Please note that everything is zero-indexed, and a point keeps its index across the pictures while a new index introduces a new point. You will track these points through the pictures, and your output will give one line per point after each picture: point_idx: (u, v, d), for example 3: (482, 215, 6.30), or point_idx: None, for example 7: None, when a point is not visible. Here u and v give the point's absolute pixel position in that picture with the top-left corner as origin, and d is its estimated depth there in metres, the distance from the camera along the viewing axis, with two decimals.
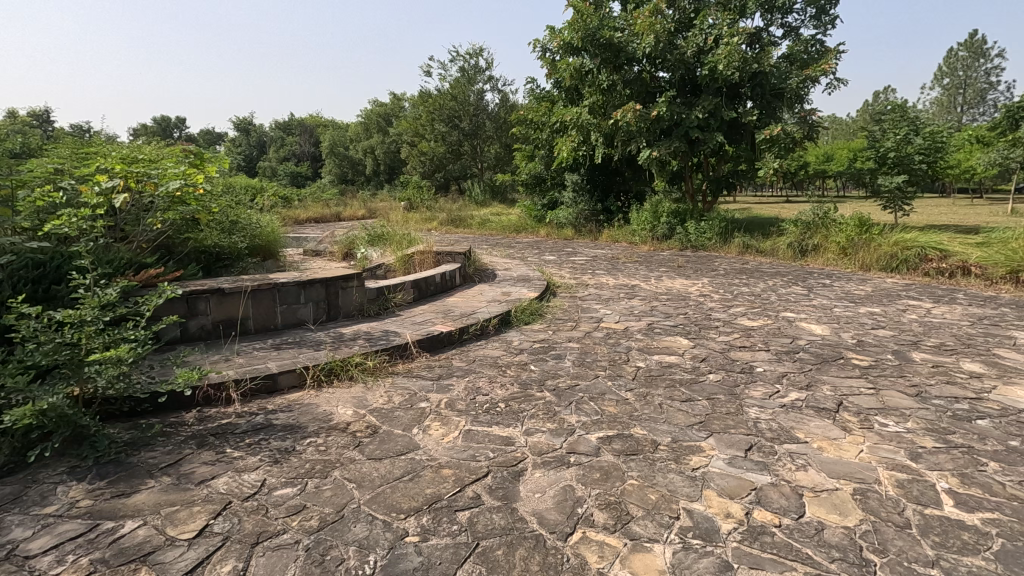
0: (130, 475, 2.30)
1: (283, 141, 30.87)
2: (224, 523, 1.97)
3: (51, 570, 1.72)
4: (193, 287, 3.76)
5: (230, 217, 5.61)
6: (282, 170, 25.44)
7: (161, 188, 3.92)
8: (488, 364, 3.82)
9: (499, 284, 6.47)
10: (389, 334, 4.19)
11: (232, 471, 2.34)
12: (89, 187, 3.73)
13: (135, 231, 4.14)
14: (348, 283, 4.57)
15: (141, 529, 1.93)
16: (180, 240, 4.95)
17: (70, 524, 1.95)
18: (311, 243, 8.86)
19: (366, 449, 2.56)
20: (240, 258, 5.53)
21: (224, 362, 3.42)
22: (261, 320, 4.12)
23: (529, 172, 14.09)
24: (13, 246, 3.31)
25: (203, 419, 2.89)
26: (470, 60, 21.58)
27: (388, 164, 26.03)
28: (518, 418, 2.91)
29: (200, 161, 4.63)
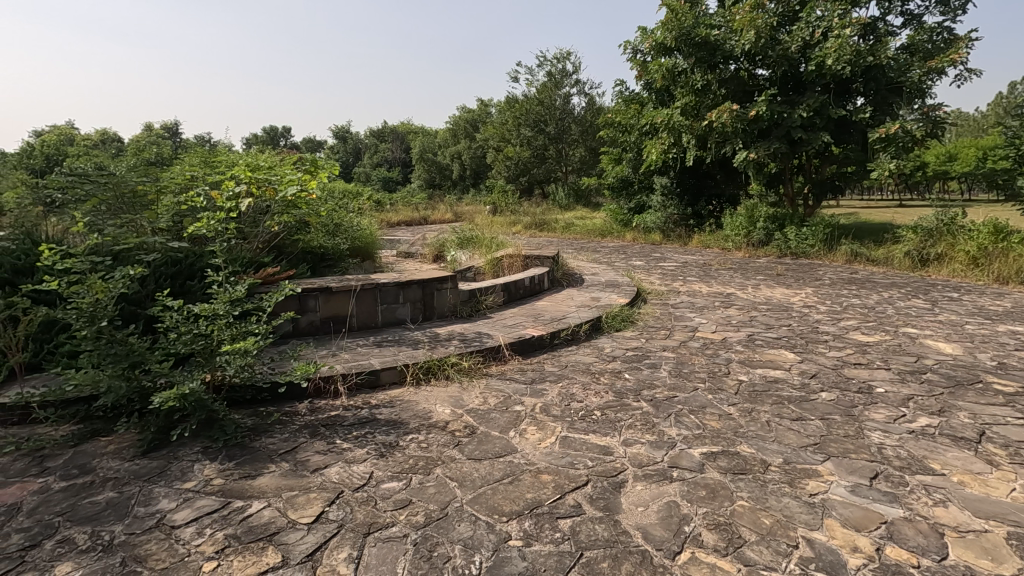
0: (254, 459, 2.49)
1: (376, 148, 32.49)
2: (339, 511, 2.08)
3: (193, 541, 1.89)
4: (305, 285, 4.03)
5: (334, 220, 5.95)
6: (375, 175, 26.82)
7: (280, 193, 4.23)
8: (580, 370, 3.78)
9: (588, 288, 6.39)
10: (482, 335, 4.26)
11: (343, 462, 2.47)
12: (221, 193, 4.10)
13: (256, 232, 4.50)
14: (443, 284, 4.70)
15: (266, 510, 2.08)
16: (291, 241, 5.33)
17: (207, 500, 2.14)
18: (404, 245, 9.25)
19: (466, 449, 2.61)
20: (343, 259, 5.85)
21: (332, 357, 3.63)
22: (363, 318, 4.33)
23: (616, 176, 13.84)
24: (158, 245, 3.71)
25: (314, 409, 3.08)
26: (556, 65, 21.66)
27: (475, 169, 26.67)
28: (615, 428, 2.85)
29: (314, 167, 4.93)
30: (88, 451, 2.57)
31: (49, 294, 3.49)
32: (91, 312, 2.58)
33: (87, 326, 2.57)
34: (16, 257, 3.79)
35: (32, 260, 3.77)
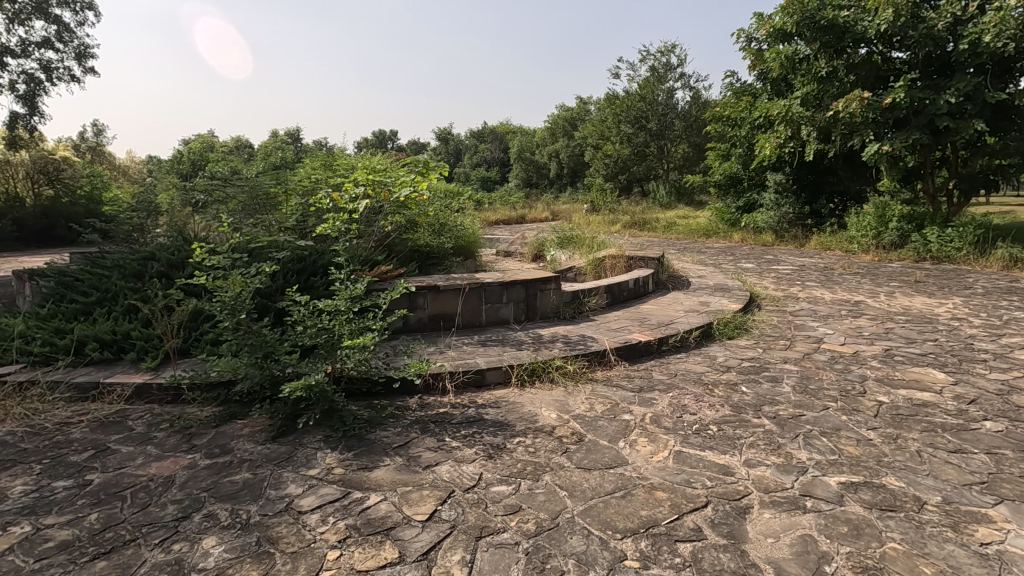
0: (370, 451, 2.59)
1: (476, 149, 33.27)
2: (451, 511, 2.09)
3: (318, 528, 1.98)
4: (414, 284, 4.16)
5: (441, 220, 6.11)
6: (474, 175, 27.44)
7: (394, 194, 4.40)
8: (692, 380, 3.57)
9: (696, 292, 6.06)
10: (586, 339, 4.16)
11: (453, 460, 2.50)
12: (342, 195, 4.35)
13: (371, 232, 4.72)
14: (546, 285, 4.67)
15: (383, 503, 2.14)
16: (401, 240, 5.54)
17: (330, 488, 2.25)
18: (504, 244, 9.32)
19: (574, 457, 2.53)
20: (448, 258, 6.00)
21: (440, 354, 3.71)
22: (469, 316, 4.39)
23: (723, 173, 13.04)
24: (288, 244, 4.01)
25: (424, 405, 3.16)
26: (660, 58, 20.90)
27: (572, 168, 26.47)
28: (735, 446, 2.63)
29: (425, 168, 5.08)
30: (227, 432, 2.81)
31: (197, 287, 3.89)
32: (233, 306, 2.83)
33: (228, 317, 2.81)
34: (171, 253, 4.26)
35: (184, 256, 4.22)
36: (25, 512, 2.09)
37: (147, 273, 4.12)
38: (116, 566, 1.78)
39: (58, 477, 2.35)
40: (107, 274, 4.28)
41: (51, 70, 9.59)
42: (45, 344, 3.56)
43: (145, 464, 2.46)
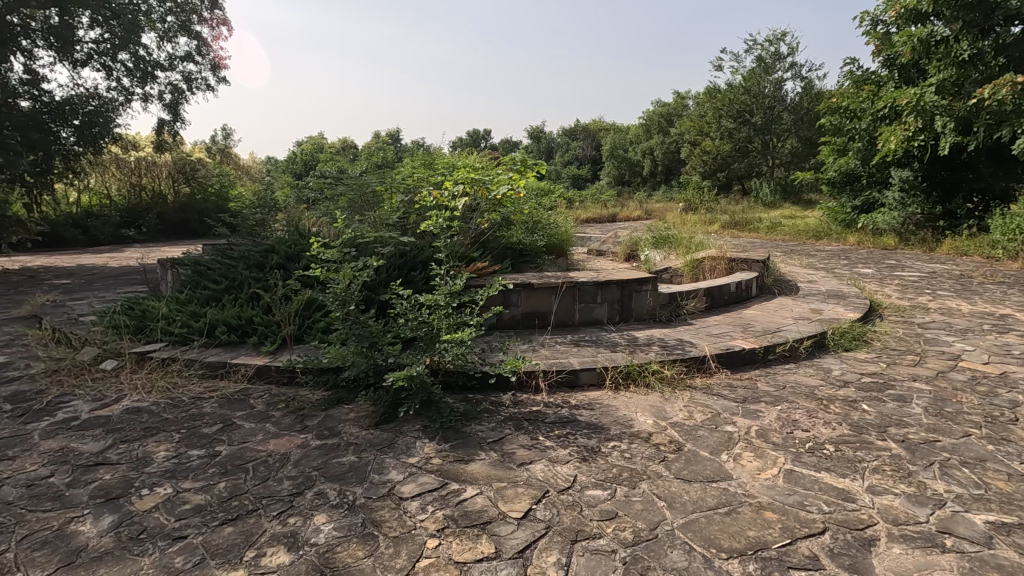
0: (465, 444, 2.64)
1: (567, 147, 33.08)
2: (546, 511, 2.08)
3: (418, 515, 2.04)
4: (509, 281, 4.19)
5: (535, 218, 6.12)
6: (565, 173, 27.34)
7: (492, 192, 4.45)
8: (803, 393, 3.29)
9: (806, 298, 5.62)
10: (684, 343, 3.98)
11: (547, 460, 2.48)
12: (443, 193, 4.46)
13: (468, 229, 4.81)
14: (642, 286, 4.53)
15: (479, 497, 2.17)
16: (496, 237, 5.61)
17: (428, 477, 2.32)
18: (595, 243, 9.18)
19: (673, 467, 2.42)
20: (541, 256, 6.00)
21: (534, 353, 3.71)
22: (562, 315, 4.36)
23: (839, 169, 11.98)
24: (391, 240, 4.20)
25: (517, 402, 3.18)
26: (768, 48, 19.63)
27: (667, 165, 25.55)
28: (856, 469, 2.40)
29: (523, 166, 5.09)
30: (335, 415, 2.99)
31: (310, 278, 4.17)
32: (344, 297, 3.01)
33: (339, 308, 2.99)
34: (288, 246, 4.61)
35: (299, 248, 4.55)
36: (167, 475, 2.34)
37: (267, 264, 4.48)
38: (241, 533, 1.94)
39: (192, 446, 2.61)
40: (234, 264, 4.72)
41: (191, 80, 10.73)
42: (184, 325, 3.99)
43: (264, 440, 2.68)
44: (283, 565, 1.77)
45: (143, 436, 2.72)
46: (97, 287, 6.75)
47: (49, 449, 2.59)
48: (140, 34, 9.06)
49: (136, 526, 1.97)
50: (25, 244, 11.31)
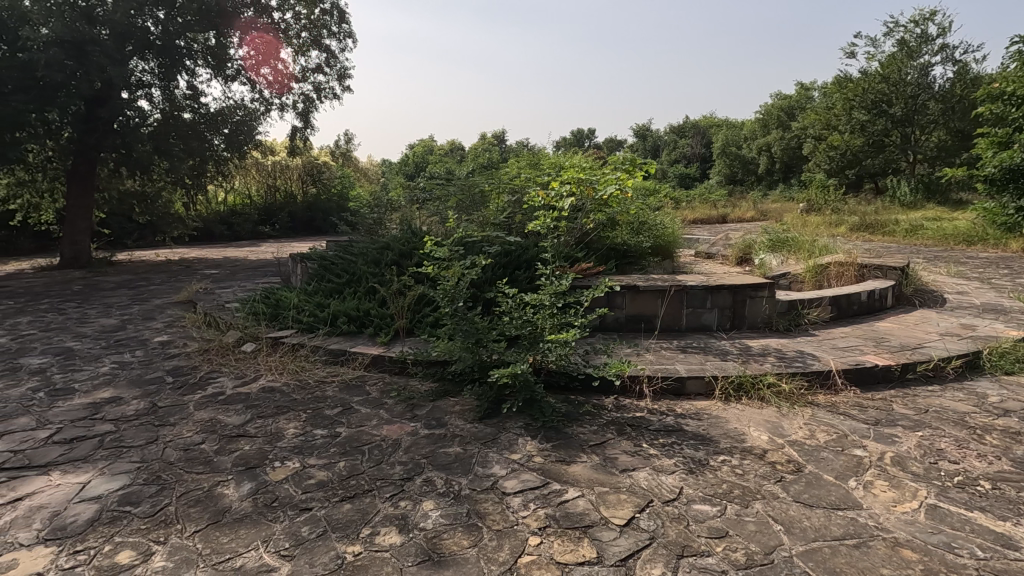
0: (567, 445, 2.63)
1: (676, 144, 31.86)
2: (649, 521, 2.02)
3: (520, 512, 2.07)
4: (614, 283, 4.12)
5: (640, 218, 5.95)
6: (672, 171, 26.31)
7: (599, 193, 4.36)
8: (951, 420, 2.90)
9: (954, 312, 4.95)
10: (805, 355, 3.67)
11: (651, 468, 2.40)
12: (549, 192, 4.45)
13: (573, 229, 4.77)
14: (757, 293, 4.25)
15: (581, 500, 2.15)
16: (601, 238, 5.52)
17: (530, 475, 2.34)
18: (704, 245, 8.75)
19: (791, 489, 2.24)
20: (646, 258, 5.83)
21: (638, 357, 3.62)
22: (668, 319, 4.21)
23: (999, 164, 9.85)
24: (498, 240, 4.29)
25: (619, 407, 3.12)
26: (914, 30, 17.53)
27: (786, 162, 23.73)
28: (1020, 513, 2.07)
29: (632, 165, 4.95)
30: (442, 407, 3.12)
31: (422, 275, 4.39)
32: (453, 293, 3.14)
33: (449, 304, 3.12)
34: (402, 243, 4.87)
35: (411, 246, 4.79)
36: (295, 451, 2.57)
37: (383, 260, 4.77)
38: (358, 511, 2.08)
39: (317, 426, 2.85)
40: (354, 260, 5.08)
41: (320, 90, 11.69)
42: (311, 315, 4.37)
43: (378, 425, 2.86)
44: (394, 545, 1.88)
45: (276, 413, 3.02)
46: (240, 277, 7.61)
47: (201, 418, 2.95)
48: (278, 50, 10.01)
49: (270, 495, 2.19)
50: (183, 238, 13.00)
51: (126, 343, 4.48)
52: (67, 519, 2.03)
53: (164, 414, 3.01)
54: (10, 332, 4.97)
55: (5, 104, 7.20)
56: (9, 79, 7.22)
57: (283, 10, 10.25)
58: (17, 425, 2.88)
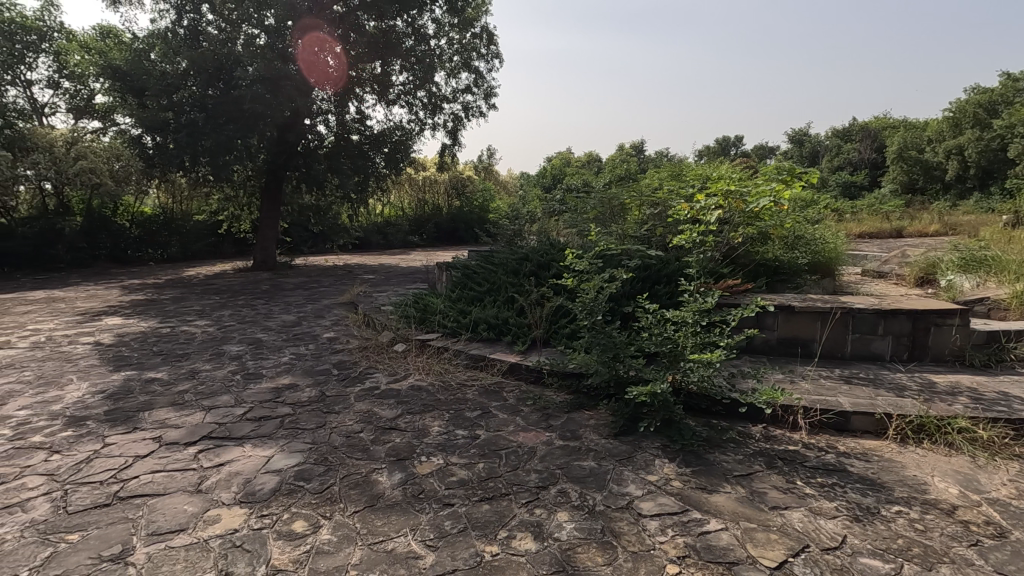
0: (709, 472, 2.48)
1: (839, 149, 28.61)
2: (806, 569, 1.82)
3: (657, 536, 2.00)
4: (765, 303, 3.83)
5: (796, 232, 5.42)
6: (834, 180, 23.66)
7: (750, 206, 4.01)
8: None
9: None
10: (1012, 398, 3.07)
11: (808, 509, 2.18)
12: (694, 205, 4.22)
13: (720, 243, 4.47)
14: (945, 320, 3.65)
15: (724, 533, 2.02)
16: (750, 254, 5.15)
17: (668, 500, 2.24)
18: (874, 262, 7.73)
19: (990, 556, 1.89)
20: (801, 276, 5.31)
21: (792, 385, 3.31)
22: (829, 345, 3.80)
23: None
24: (638, 253, 4.19)
25: (769, 437, 2.87)
26: None
27: (985, 167, 20.09)
28: None
29: (791, 175, 4.50)
30: (576, 419, 3.12)
31: (560, 287, 4.46)
32: (592, 305, 3.15)
33: (587, 318, 3.14)
34: (540, 254, 4.98)
35: (550, 258, 4.88)
36: (439, 448, 2.75)
37: (522, 270, 4.92)
38: (496, 513, 2.17)
39: (459, 427, 3.02)
40: (494, 270, 5.29)
41: (468, 109, 12.43)
42: (454, 321, 4.65)
43: (515, 431, 2.95)
44: (530, 551, 1.92)
45: (423, 411, 3.25)
46: (392, 282, 8.34)
47: (360, 409, 3.28)
48: (432, 74, 10.82)
49: (417, 487, 2.37)
50: (347, 245, 14.58)
51: (302, 337, 5.14)
52: (255, 487, 2.38)
53: (331, 402, 3.40)
54: (216, 322, 5.96)
55: (220, 133, 8.71)
56: (224, 112, 8.75)
57: (439, 37, 11.06)
58: (221, 401, 3.45)
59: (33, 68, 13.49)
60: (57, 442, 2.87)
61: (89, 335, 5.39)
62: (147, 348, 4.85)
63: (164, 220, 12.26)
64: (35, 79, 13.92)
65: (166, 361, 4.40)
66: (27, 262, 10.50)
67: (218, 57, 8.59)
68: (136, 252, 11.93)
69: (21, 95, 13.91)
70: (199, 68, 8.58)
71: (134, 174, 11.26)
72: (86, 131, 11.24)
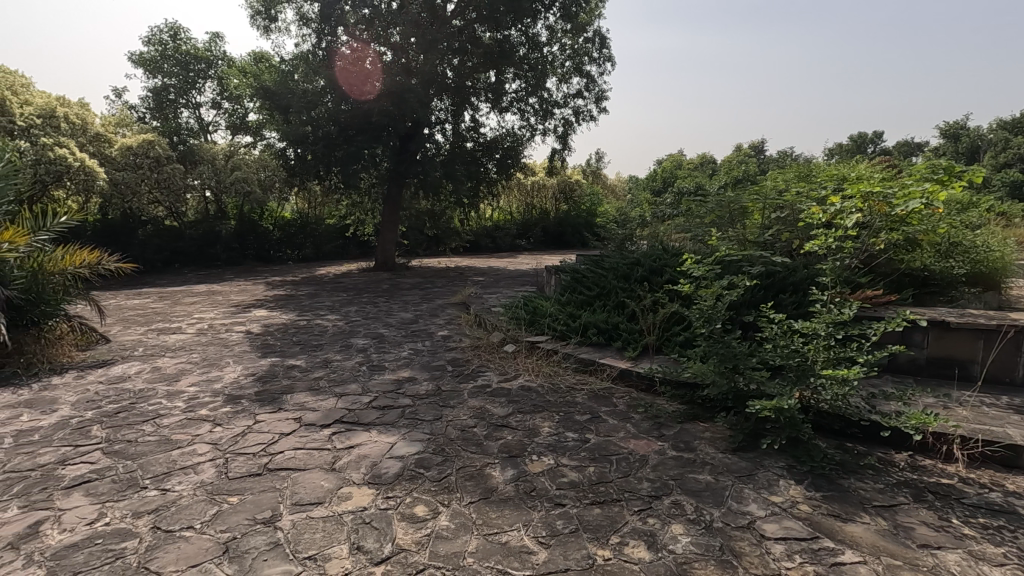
0: (843, 499, 2.27)
1: (1007, 143, 24.73)
2: None
3: (783, 561, 1.87)
4: (912, 317, 3.44)
5: (951, 238, 4.80)
6: (998, 179, 20.47)
7: (899, 209, 3.54)
8: None
9: None
10: None
11: (967, 553, 1.92)
12: (827, 208, 3.84)
13: (859, 250, 4.03)
14: None
15: (862, 567, 1.84)
16: (893, 262, 4.63)
17: (795, 524, 2.09)
18: None
19: None
20: (957, 288, 4.68)
21: (946, 411, 2.93)
22: (994, 368, 3.32)
23: None
24: (761, 259, 3.92)
25: (916, 467, 2.57)
26: None
27: None
28: None
29: (949, 173, 3.94)
30: (690, 431, 3.01)
31: (674, 293, 4.32)
32: (710, 313, 3.02)
33: (705, 325, 3.01)
34: (652, 260, 4.87)
35: (663, 263, 4.75)
36: (550, 448, 2.78)
37: (633, 275, 4.84)
38: (607, 517, 2.15)
39: (569, 429, 3.04)
40: (605, 274, 5.26)
41: (579, 113, 12.42)
42: (564, 324, 4.68)
43: (625, 438, 2.90)
44: (643, 560, 1.89)
45: (533, 411, 3.31)
46: (502, 285, 8.55)
47: (474, 405, 3.42)
48: (544, 79, 10.95)
49: (529, 484, 2.42)
50: (459, 248, 15.20)
51: (419, 334, 5.45)
52: (381, 470, 2.57)
53: (446, 397, 3.57)
54: (344, 317, 6.50)
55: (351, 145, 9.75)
56: (354, 125, 9.77)
57: (552, 44, 11.21)
58: (350, 389, 3.77)
59: (202, 92, 15.61)
60: (218, 416, 3.30)
61: (241, 324, 6.13)
62: (288, 338, 5.41)
63: (300, 224, 13.60)
64: (203, 101, 16.12)
65: (304, 350, 4.89)
66: (193, 259, 12.16)
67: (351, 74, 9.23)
68: (277, 252, 13.35)
69: (192, 116, 16.17)
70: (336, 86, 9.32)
71: (278, 182, 12.62)
72: (241, 146, 12.80)
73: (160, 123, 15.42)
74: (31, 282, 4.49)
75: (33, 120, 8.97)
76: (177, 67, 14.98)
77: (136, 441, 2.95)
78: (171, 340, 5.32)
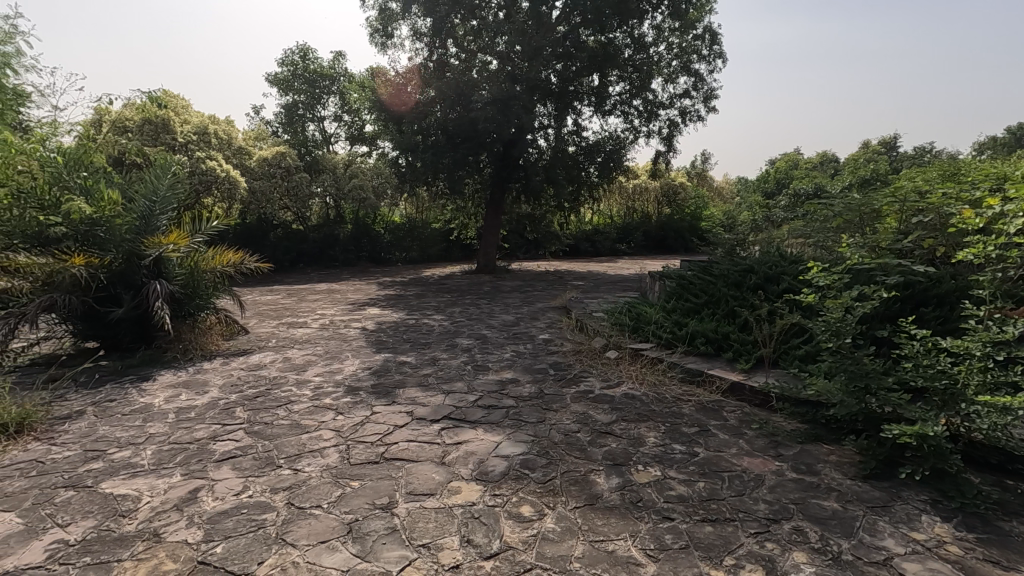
0: (1004, 543, 1.99)
1: None
2: None
3: None
4: None
5: None
6: None
7: None
8: None
9: None
10: None
11: None
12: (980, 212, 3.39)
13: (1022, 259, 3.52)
14: None
15: None
16: None
17: (943, 566, 1.87)
18: None
19: None
20: None
21: None
22: None
23: None
24: (897, 269, 3.55)
25: None
26: None
27: None
28: None
29: None
30: (813, 452, 2.79)
31: (795, 305, 4.04)
32: (837, 327, 2.76)
33: (832, 339, 2.77)
34: (768, 267, 4.59)
35: (780, 271, 4.46)
36: (656, 459, 2.71)
37: (747, 283, 4.58)
38: (720, 537, 2.06)
39: (676, 441, 2.94)
40: (713, 281, 5.02)
41: (686, 113, 11.99)
42: (670, 332, 4.53)
43: (738, 455, 2.75)
44: None
45: (638, 420, 3.24)
46: (602, 290, 8.47)
47: (576, 410, 3.41)
48: (649, 80, 10.72)
49: (636, 494, 2.37)
50: (558, 253, 15.26)
51: (520, 337, 5.55)
52: (488, 467, 2.65)
53: (549, 400, 3.60)
54: (449, 317, 6.78)
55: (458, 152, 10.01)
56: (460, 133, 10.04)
57: (658, 44, 10.93)
58: (456, 387, 3.92)
59: (326, 106, 16.99)
60: (339, 405, 3.58)
61: (357, 321, 6.59)
62: (398, 335, 5.75)
63: (409, 227, 14.37)
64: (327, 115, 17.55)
65: (413, 348, 5.16)
66: (315, 259, 13.30)
67: (460, 84, 9.58)
68: (388, 254, 14.21)
69: (317, 129, 17.65)
70: (446, 95, 9.65)
71: (390, 188, 13.44)
72: (358, 155, 13.78)
73: (290, 136, 17.01)
74: (189, 278, 5.15)
75: (190, 137, 10.31)
76: (306, 85, 16.46)
77: (272, 423, 3.29)
78: (299, 334, 5.86)
